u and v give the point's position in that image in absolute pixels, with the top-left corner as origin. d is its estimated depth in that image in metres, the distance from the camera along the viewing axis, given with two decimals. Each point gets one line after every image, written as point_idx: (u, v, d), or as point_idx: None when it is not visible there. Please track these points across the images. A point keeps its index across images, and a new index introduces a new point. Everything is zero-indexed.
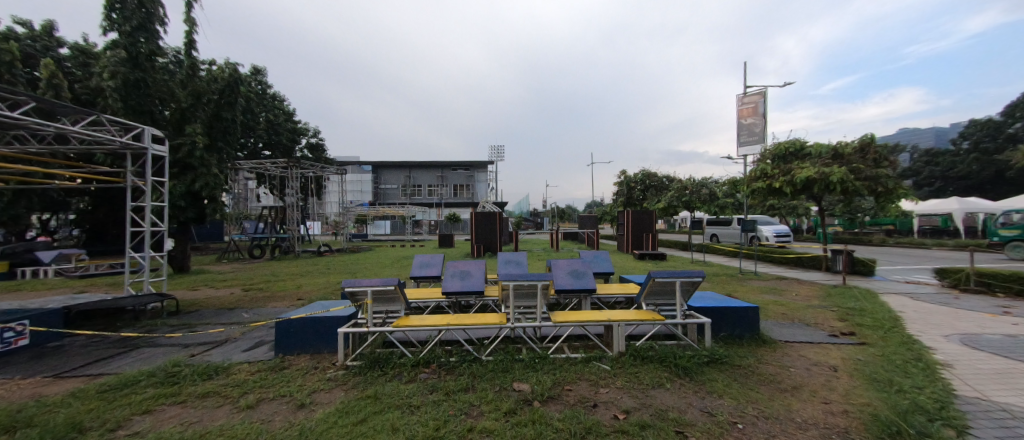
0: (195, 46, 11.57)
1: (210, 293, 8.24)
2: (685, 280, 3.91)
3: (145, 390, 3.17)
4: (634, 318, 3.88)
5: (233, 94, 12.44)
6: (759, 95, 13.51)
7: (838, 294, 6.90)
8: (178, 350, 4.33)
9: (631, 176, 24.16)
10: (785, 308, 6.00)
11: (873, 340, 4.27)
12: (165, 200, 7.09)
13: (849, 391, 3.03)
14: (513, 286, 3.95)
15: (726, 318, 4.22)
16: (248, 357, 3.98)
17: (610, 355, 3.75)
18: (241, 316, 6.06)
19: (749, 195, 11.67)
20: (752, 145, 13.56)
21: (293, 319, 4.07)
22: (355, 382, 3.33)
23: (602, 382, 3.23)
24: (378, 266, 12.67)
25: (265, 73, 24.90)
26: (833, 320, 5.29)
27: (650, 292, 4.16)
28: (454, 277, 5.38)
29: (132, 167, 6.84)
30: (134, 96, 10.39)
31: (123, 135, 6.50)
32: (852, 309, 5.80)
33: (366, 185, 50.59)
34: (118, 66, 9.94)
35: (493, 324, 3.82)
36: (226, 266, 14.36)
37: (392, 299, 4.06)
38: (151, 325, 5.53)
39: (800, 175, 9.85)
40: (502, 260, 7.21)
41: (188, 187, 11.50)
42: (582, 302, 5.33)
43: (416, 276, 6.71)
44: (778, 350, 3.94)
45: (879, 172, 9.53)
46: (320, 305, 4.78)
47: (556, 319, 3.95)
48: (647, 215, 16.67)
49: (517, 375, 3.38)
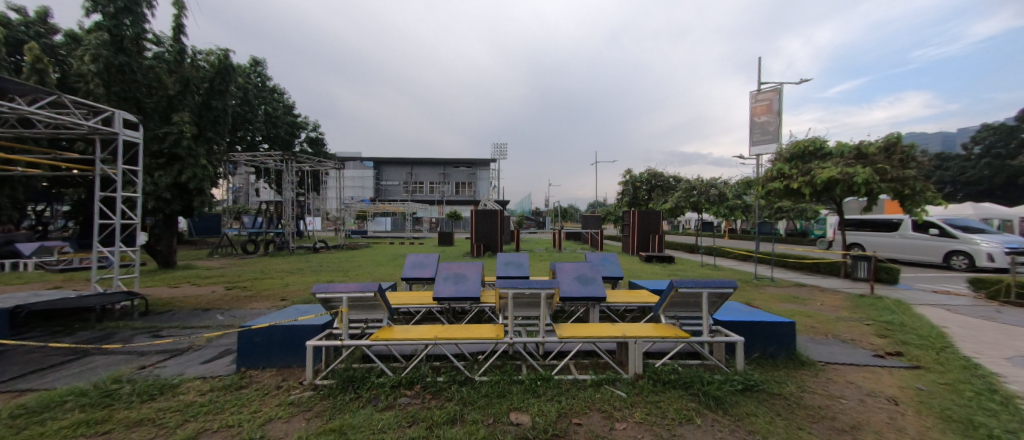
0: (183, 31, 11.08)
1: (189, 292, 7.71)
2: (713, 290, 3.35)
3: (67, 416, 2.63)
4: (652, 335, 3.31)
5: (224, 83, 12.00)
6: (774, 92, 12.88)
7: (868, 305, 6.33)
8: (130, 360, 3.80)
9: (636, 176, 23.63)
10: (813, 321, 5.42)
11: (928, 363, 3.70)
12: (138, 191, 6.54)
13: (924, 435, 2.44)
14: (512, 294, 3.38)
15: (757, 335, 3.66)
16: (205, 371, 3.44)
17: (624, 378, 3.20)
18: (214, 320, 5.54)
19: (764, 195, 11.05)
20: (765, 144, 13.01)
21: (257, 329, 3.52)
22: (322, 408, 2.79)
23: (618, 414, 2.68)
24: (373, 265, 12.11)
25: (265, 65, 24.48)
26: (872, 336, 4.72)
27: (670, 303, 3.58)
28: (447, 280, 4.82)
29: (102, 154, 6.30)
30: (118, 81, 9.84)
31: (91, 118, 5.96)
32: (889, 322, 5.22)
33: (367, 181, 50.24)
34: (101, 49, 9.38)
35: (487, 339, 3.26)
36: (217, 261, 13.91)
37: (373, 306, 3.50)
38: (113, 328, 5.02)
39: (821, 175, 9.22)
40: (501, 262, 6.60)
41: (174, 179, 10.96)
42: (590, 312, 4.75)
43: (407, 277, 6.18)
44: (821, 376, 3.36)
45: (906, 173, 8.94)
46: (294, 310, 4.23)
47: (561, 333, 3.39)
48: (653, 216, 16.13)
49: (515, 402, 2.84)
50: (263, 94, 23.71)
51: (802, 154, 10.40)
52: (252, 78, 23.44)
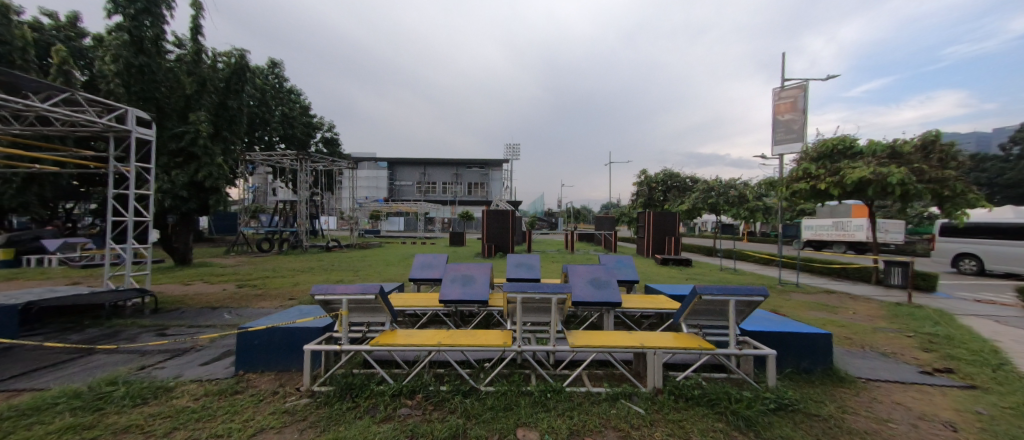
0: (201, 31, 11.25)
1: (201, 289, 7.74)
2: (742, 298, 3.05)
3: (56, 420, 2.51)
4: (671, 345, 3.04)
5: (240, 83, 12.15)
6: (799, 89, 12.33)
7: (905, 315, 5.89)
8: (132, 360, 3.72)
9: (652, 177, 23.12)
10: (847, 332, 5.04)
11: (985, 383, 3.32)
12: (150, 188, 6.55)
13: None
14: (521, 299, 3.17)
15: (789, 347, 3.35)
16: (202, 373, 3.32)
17: (642, 392, 2.94)
18: (221, 319, 5.48)
19: (788, 197, 10.55)
20: (790, 143, 12.46)
21: (255, 331, 3.39)
22: (317, 418, 2.61)
23: (636, 434, 2.42)
24: (384, 265, 12.05)
25: (282, 66, 24.92)
26: (915, 349, 4.33)
27: (692, 310, 3.30)
28: (454, 282, 4.63)
29: (115, 151, 6.33)
30: (138, 82, 10.00)
31: (104, 116, 6.00)
32: (934, 335, 4.80)
33: (381, 181, 50.76)
34: (121, 50, 9.58)
35: (492, 347, 3.04)
36: (232, 259, 14.11)
37: (374, 309, 3.33)
38: (121, 326, 5.00)
39: (851, 176, 8.70)
40: (511, 263, 6.37)
41: (191, 177, 11.09)
42: (604, 317, 4.48)
43: (415, 277, 6.01)
44: (864, 395, 3.04)
45: (946, 174, 8.36)
46: (297, 311, 4.10)
47: (573, 341, 3.15)
48: (670, 217, 15.71)
49: (522, 417, 2.61)
50: (280, 95, 24.11)
51: (830, 153, 9.87)
52: (269, 79, 23.86)
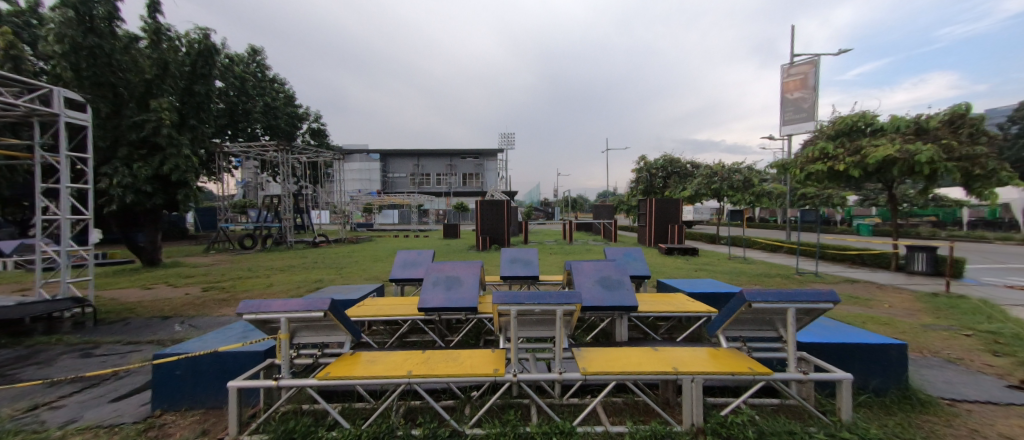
0: (159, 10, 10.30)
1: (160, 294, 6.95)
2: (803, 306, 2.32)
3: None
4: (715, 369, 2.29)
5: (207, 66, 11.46)
6: (810, 65, 11.53)
7: (950, 308, 5.23)
8: (25, 395, 2.95)
9: (651, 163, 22.36)
10: (895, 332, 4.35)
11: None
12: (87, 182, 5.66)
13: None
14: (516, 312, 2.40)
15: (852, 360, 2.68)
16: (108, 416, 2.57)
17: (679, 432, 2.23)
18: (168, 332, 4.71)
19: (801, 180, 9.86)
20: (800, 123, 11.74)
21: (175, 361, 2.61)
22: None
23: None
24: (371, 261, 11.25)
25: (263, 54, 23.77)
26: (985, 353, 3.67)
27: (734, 320, 2.57)
28: (436, 286, 3.86)
29: (43, 139, 5.42)
30: (89, 66, 8.81)
31: (24, 97, 5.09)
32: (997, 333, 4.13)
33: (373, 173, 49.57)
34: (65, 28, 8.38)
35: (478, 376, 2.28)
36: (208, 258, 13.25)
37: (328, 329, 2.55)
38: (46, 345, 4.26)
39: (874, 155, 7.99)
40: (505, 259, 5.57)
41: (155, 171, 10.14)
42: (616, 324, 3.75)
43: (396, 278, 5.27)
44: (960, 427, 2.34)
45: (977, 150, 7.67)
46: (243, 329, 3.35)
47: (585, 366, 2.39)
48: (672, 205, 15.06)
49: None
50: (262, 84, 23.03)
51: (849, 130, 9.17)
52: (249, 68, 22.66)
